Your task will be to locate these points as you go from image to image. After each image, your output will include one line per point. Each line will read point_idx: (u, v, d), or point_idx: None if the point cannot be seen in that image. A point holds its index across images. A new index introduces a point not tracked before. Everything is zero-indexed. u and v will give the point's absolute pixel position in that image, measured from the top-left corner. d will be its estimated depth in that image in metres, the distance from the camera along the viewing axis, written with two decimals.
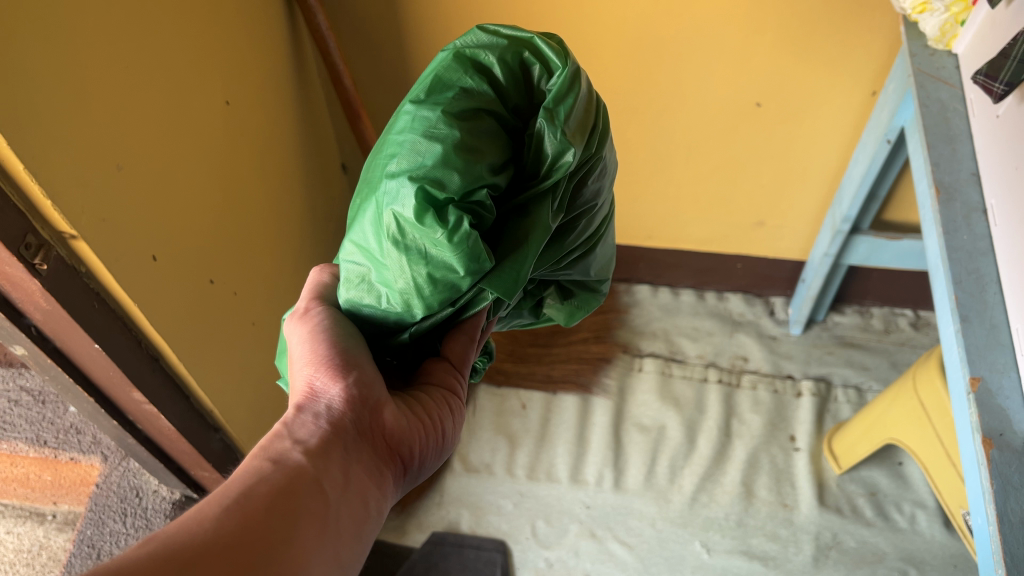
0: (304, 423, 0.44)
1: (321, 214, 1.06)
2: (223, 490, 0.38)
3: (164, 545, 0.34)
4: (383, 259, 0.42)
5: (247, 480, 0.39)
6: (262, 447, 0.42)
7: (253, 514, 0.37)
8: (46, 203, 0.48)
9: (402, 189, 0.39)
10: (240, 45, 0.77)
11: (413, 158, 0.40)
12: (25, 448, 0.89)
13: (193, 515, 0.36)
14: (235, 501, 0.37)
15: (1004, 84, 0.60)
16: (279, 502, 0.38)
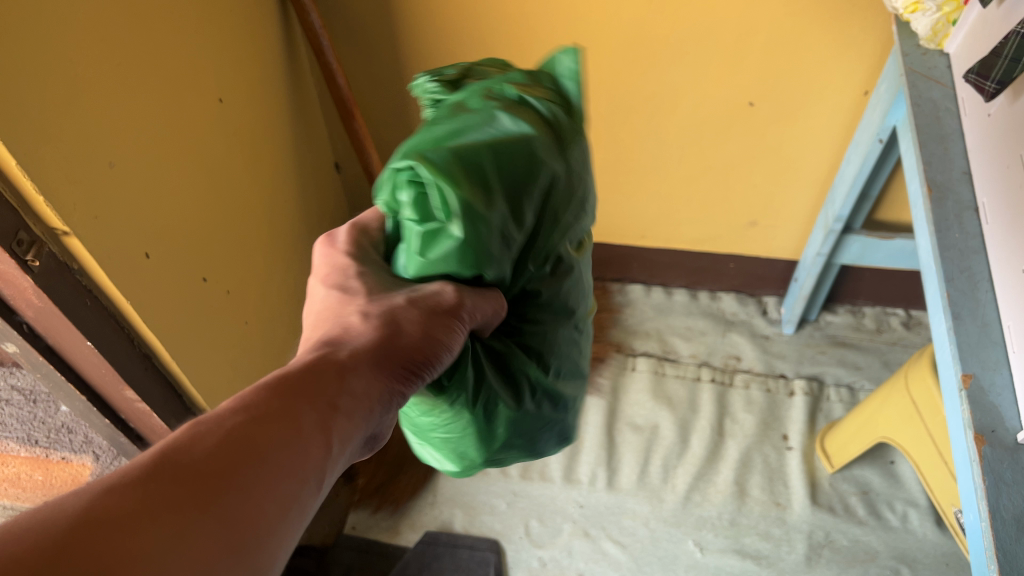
0: (354, 370, 0.36)
1: (313, 212, 1.05)
2: (238, 422, 0.30)
3: (146, 491, 0.25)
4: (448, 450, 0.49)
5: (274, 422, 0.31)
6: (301, 382, 0.34)
7: (259, 477, 0.28)
8: (39, 199, 0.48)
9: (472, 458, 0.50)
10: (233, 42, 0.77)
11: (496, 454, 0.51)
12: (16, 448, 0.89)
13: (193, 455, 0.28)
14: (246, 449, 0.29)
15: (996, 83, 0.60)
16: (296, 473, 0.30)
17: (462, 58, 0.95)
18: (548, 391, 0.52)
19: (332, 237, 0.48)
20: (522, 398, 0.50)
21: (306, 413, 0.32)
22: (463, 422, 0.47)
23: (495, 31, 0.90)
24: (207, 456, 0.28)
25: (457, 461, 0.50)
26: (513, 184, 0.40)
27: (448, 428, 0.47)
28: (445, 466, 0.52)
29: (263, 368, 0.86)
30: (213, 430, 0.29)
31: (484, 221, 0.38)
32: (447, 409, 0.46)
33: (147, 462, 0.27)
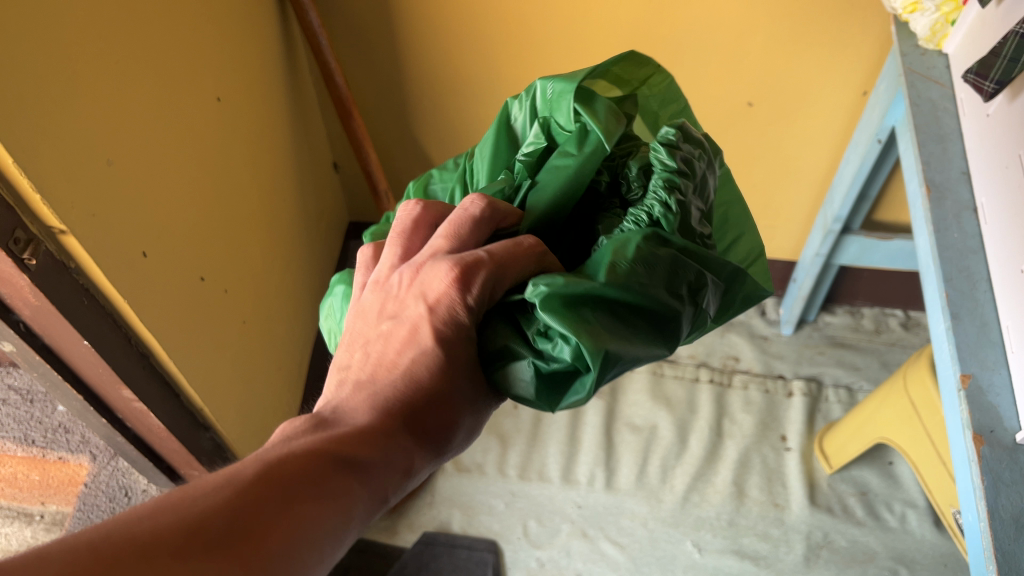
0: (401, 448, 0.38)
1: (311, 212, 1.05)
2: (292, 495, 0.32)
3: (196, 556, 0.28)
4: None
5: (323, 503, 0.33)
6: (355, 458, 0.36)
7: (298, 558, 0.31)
8: (36, 197, 0.48)
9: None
10: (231, 40, 0.77)
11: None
12: (12, 448, 0.88)
13: (246, 523, 0.30)
14: (293, 526, 0.31)
15: (994, 83, 0.60)
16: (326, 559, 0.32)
17: (461, 58, 0.95)
18: None
19: (458, 284, 0.40)
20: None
21: (353, 494, 0.34)
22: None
23: (493, 31, 0.90)
24: (257, 525, 0.30)
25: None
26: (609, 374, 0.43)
27: None
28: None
29: (261, 366, 0.86)
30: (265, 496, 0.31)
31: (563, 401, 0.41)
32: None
33: (205, 522, 0.29)
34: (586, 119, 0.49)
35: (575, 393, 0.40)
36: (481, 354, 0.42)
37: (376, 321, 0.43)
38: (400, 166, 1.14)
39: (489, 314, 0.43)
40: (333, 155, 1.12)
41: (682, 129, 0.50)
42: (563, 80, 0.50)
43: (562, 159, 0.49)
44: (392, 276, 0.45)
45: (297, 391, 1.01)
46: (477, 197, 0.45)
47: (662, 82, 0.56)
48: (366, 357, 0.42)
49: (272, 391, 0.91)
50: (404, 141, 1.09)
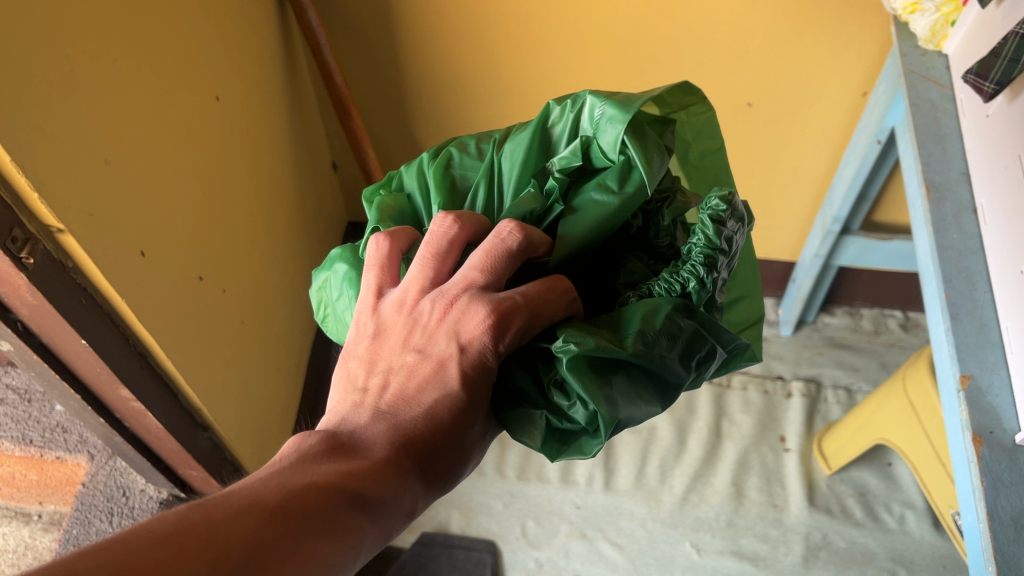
0: (413, 486, 0.39)
1: (310, 212, 1.05)
2: (310, 531, 0.33)
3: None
4: None
5: (337, 539, 0.34)
6: (372, 495, 0.36)
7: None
8: (33, 195, 0.48)
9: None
10: (230, 39, 0.76)
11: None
12: (10, 447, 0.85)
13: (262, 556, 0.31)
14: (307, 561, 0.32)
15: (994, 83, 0.60)
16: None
17: (460, 58, 0.95)
18: None
19: (493, 331, 0.40)
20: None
21: (365, 530, 0.35)
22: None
23: (492, 31, 0.90)
24: (275, 556, 0.31)
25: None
26: None
27: None
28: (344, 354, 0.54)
29: (259, 366, 0.86)
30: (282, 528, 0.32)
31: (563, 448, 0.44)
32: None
33: (225, 551, 0.30)
34: (633, 153, 0.46)
35: (578, 450, 0.43)
36: (494, 395, 0.44)
37: (400, 348, 0.42)
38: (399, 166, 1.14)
39: (510, 359, 0.44)
40: (332, 154, 1.12)
41: (733, 202, 0.46)
42: (620, 108, 0.46)
43: (604, 194, 0.48)
44: (418, 302, 0.43)
45: (296, 391, 1.00)
46: (514, 225, 0.44)
47: (701, 114, 0.54)
48: (385, 386, 0.41)
49: (271, 391, 0.90)
50: (403, 141, 1.09)
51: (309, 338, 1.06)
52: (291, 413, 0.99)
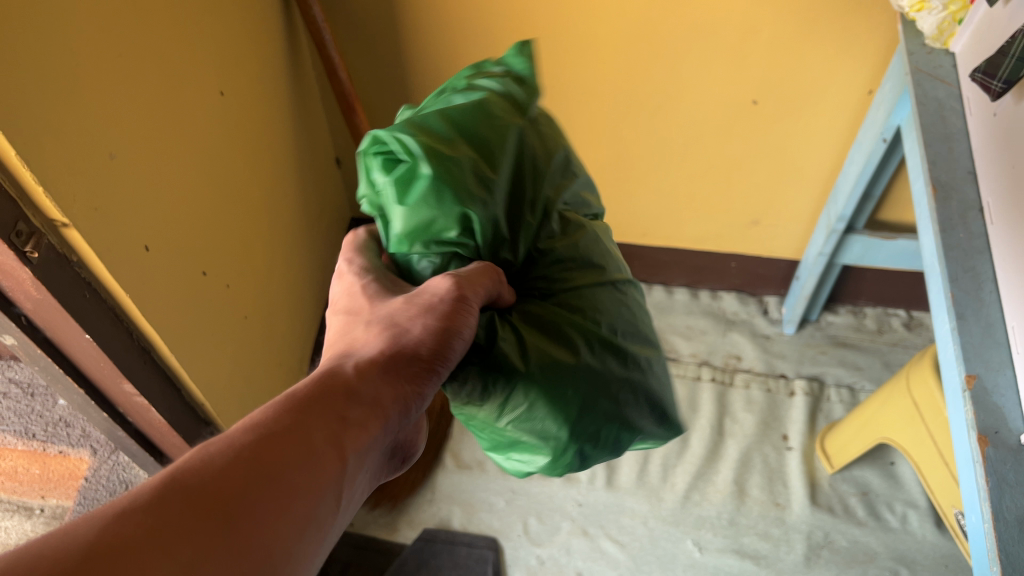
0: (362, 389, 0.40)
1: (313, 207, 1.05)
2: (256, 448, 0.33)
3: (166, 519, 0.29)
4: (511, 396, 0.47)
5: (287, 447, 0.34)
6: (313, 404, 0.37)
7: (274, 506, 0.32)
8: (39, 188, 0.47)
9: (559, 442, 0.47)
10: (234, 33, 0.76)
11: (597, 441, 0.48)
12: (12, 441, 0.86)
13: (213, 482, 0.31)
14: (261, 477, 0.32)
15: (1002, 82, 0.60)
16: (306, 498, 0.34)
17: (466, 54, 0.94)
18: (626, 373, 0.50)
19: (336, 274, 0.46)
20: (588, 362, 0.48)
21: (314, 436, 0.36)
22: (508, 348, 0.46)
23: (498, 26, 0.90)
24: (222, 481, 0.31)
25: (547, 445, 0.48)
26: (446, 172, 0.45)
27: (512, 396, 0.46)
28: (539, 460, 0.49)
29: (262, 361, 0.86)
30: (227, 456, 0.32)
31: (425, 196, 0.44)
32: (493, 360, 0.46)
33: (170, 484, 0.30)
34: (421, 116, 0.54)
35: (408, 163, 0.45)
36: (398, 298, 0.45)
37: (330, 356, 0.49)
38: None
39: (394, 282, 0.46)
40: (335, 150, 1.12)
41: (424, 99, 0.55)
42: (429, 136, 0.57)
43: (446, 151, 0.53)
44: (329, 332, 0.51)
45: (298, 386, 1.00)
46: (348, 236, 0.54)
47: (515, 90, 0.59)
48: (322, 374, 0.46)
49: (274, 386, 0.90)
50: None
51: (311, 334, 1.06)
52: None
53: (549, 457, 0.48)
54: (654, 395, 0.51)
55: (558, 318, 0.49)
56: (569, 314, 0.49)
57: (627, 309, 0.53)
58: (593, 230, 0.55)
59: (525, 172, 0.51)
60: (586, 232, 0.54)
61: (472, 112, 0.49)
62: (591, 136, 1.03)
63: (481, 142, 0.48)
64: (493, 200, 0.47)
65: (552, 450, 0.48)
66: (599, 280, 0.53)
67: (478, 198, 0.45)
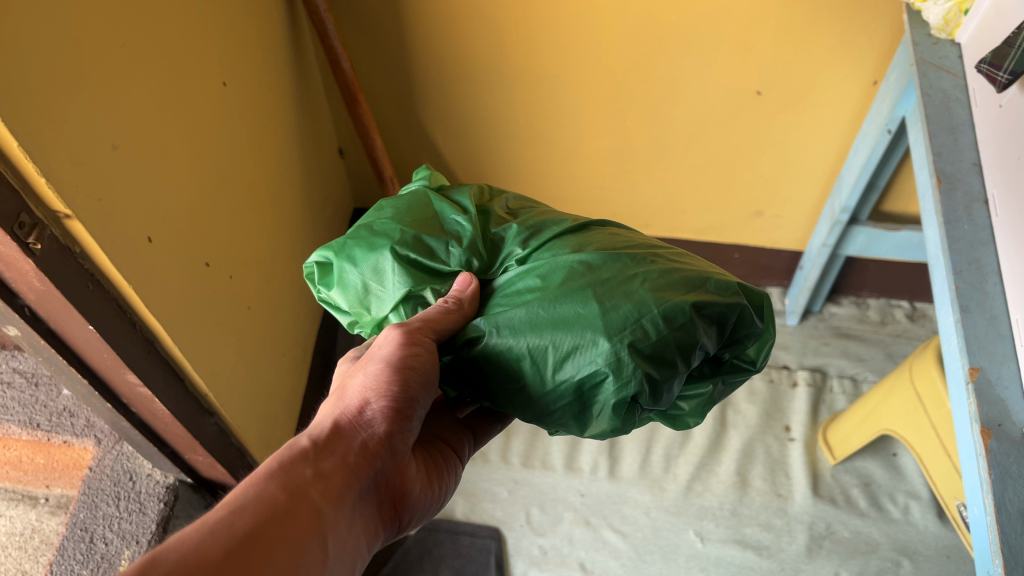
0: (326, 451, 0.43)
1: (316, 197, 1.05)
2: (230, 519, 0.36)
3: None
4: (537, 355, 0.45)
5: (259, 511, 0.38)
6: (279, 469, 0.41)
7: (257, 565, 0.35)
8: (40, 179, 0.47)
9: (607, 355, 0.44)
10: (236, 23, 0.76)
11: (648, 332, 0.44)
12: (17, 431, 0.83)
13: (193, 552, 0.34)
14: (241, 541, 0.36)
15: (1008, 74, 0.59)
16: (285, 551, 0.37)
17: (469, 44, 0.94)
18: (653, 278, 0.48)
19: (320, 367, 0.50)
20: (594, 289, 0.46)
21: (284, 496, 0.39)
22: (500, 315, 0.47)
23: (501, 16, 0.89)
24: (201, 548, 0.34)
25: (600, 364, 0.44)
26: (362, 247, 0.51)
27: (532, 352, 0.45)
28: (611, 393, 0.44)
29: (265, 352, 0.86)
30: (204, 528, 0.35)
31: (359, 268, 0.51)
32: (493, 334, 0.47)
33: (153, 558, 0.33)
34: None
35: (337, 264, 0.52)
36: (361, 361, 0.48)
37: None
38: (406, 152, 1.13)
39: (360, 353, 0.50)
40: (338, 141, 1.12)
41: None
42: None
43: None
44: None
45: (302, 377, 1.00)
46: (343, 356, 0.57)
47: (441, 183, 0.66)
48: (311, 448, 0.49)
49: (277, 375, 0.91)
50: (409, 127, 1.08)
51: (314, 324, 1.06)
52: (297, 399, 0.99)
53: (613, 376, 0.44)
54: (692, 278, 0.48)
55: (549, 270, 0.49)
56: (548, 258, 0.50)
57: (616, 238, 0.53)
58: (546, 209, 0.58)
59: (443, 204, 0.56)
60: (539, 212, 0.58)
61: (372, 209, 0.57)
62: (595, 127, 1.03)
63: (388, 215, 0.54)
64: (402, 231, 0.52)
65: (608, 363, 0.44)
66: (574, 230, 0.54)
67: (381, 238, 0.51)
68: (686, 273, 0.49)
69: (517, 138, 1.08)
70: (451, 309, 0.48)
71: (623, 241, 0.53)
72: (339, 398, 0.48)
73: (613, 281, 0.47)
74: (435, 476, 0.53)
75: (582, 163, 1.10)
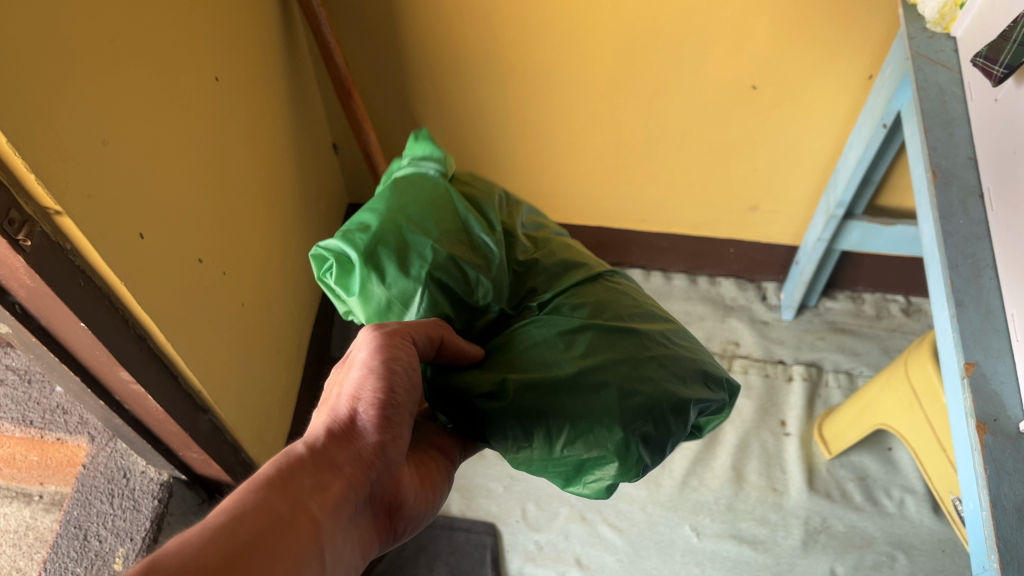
0: (322, 456, 0.41)
1: (309, 192, 1.04)
2: (228, 526, 0.35)
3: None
4: (550, 426, 0.47)
5: (258, 517, 0.36)
6: (275, 475, 0.39)
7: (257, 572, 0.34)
8: (30, 176, 0.47)
9: (620, 442, 0.46)
10: (227, 18, 0.75)
11: (656, 425, 0.47)
12: (10, 428, 0.82)
13: (192, 559, 0.32)
14: (240, 548, 0.34)
15: (1004, 67, 0.59)
16: (283, 561, 0.35)
17: (463, 39, 0.93)
18: (662, 365, 0.49)
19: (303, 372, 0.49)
20: (612, 368, 0.48)
21: (283, 504, 0.37)
22: (526, 378, 0.48)
23: (495, 11, 0.89)
24: (200, 557, 0.33)
25: (610, 449, 0.46)
26: (400, 270, 0.51)
27: (546, 420, 0.47)
28: (612, 473, 0.47)
29: (259, 349, 0.86)
30: (203, 535, 0.34)
31: (394, 289, 0.51)
32: (514, 395, 0.48)
33: (152, 564, 0.31)
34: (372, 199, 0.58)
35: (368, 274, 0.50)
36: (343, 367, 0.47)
37: None
38: (399, 147, 1.13)
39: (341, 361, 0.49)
40: (331, 135, 1.11)
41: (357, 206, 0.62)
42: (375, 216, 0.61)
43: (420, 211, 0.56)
44: None
45: (296, 374, 1.00)
46: None
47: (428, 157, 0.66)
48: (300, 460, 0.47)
49: (271, 371, 0.90)
50: (403, 121, 1.08)
51: (308, 320, 1.06)
52: (292, 396, 0.99)
53: (617, 461, 0.46)
54: (693, 367, 0.51)
55: (569, 336, 0.50)
56: (575, 320, 0.51)
57: (625, 300, 0.55)
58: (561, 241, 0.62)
59: (468, 221, 0.56)
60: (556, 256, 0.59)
61: (395, 200, 0.56)
62: (590, 121, 1.03)
63: (423, 227, 0.53)
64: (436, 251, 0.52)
65: (617, 450, 0.46)
66: (585, 288, 0.56)
67: (418, 260, 0.51)
68: (689, 363, 0.51)
69: (511, 133, 1.07)
70: (429, 325, 0.49)
71: (635, 309, 0.55)
72: (329, 406, 0.46)
73: (627, 362, 0.49)
74: (427, 490, 0.51)
75: (577, 158, 1.10)
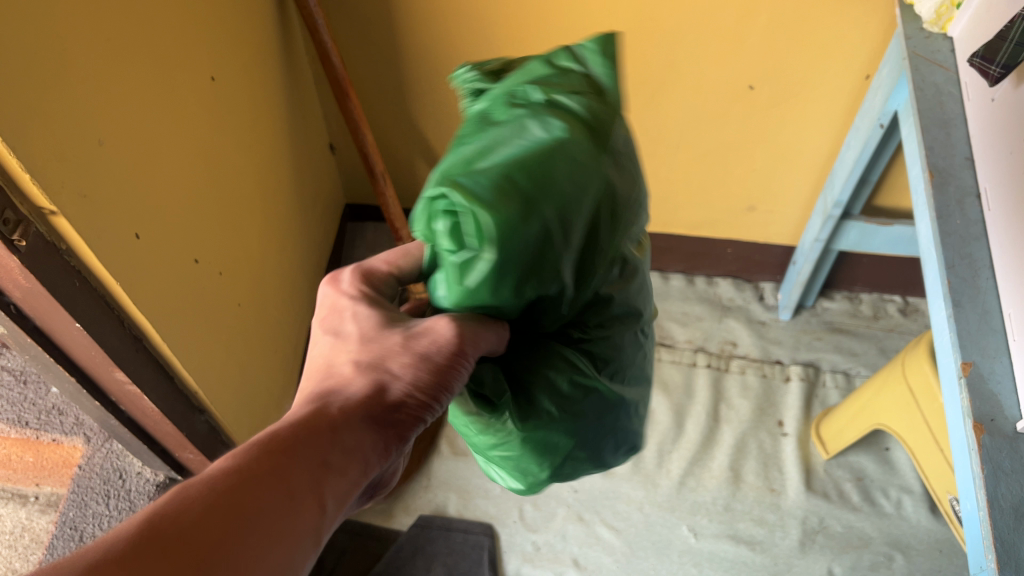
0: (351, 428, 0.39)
1: (306, 192, 1.04)
2: (234, 496, 0.33)
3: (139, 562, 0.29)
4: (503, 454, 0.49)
5: (270, 491, 0.34)
6: (298, 445, 0.37)
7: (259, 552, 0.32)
8: (26, 176, 0.47)
9: (534, 480, 0.52)
10: (223, 18, 0.75)
11: (565, 476, 0.53)
12: (5, 429, 0.82)
13: (191, 531, 0.31)
14: (244, 522, 0.33)
15: (1001, 67, 0.60)
16: (288, 543, 0.34)
17: (460, 39, 0.93)
18: (610, 437, 0.53)
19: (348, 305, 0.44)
20: (584, 431, 0.50)
21: (299, 482, 0.35)
22: (520, 416, 0.47)
23: (492, 11, 0.89)
24: (197, 528, 0.31)
25: (521, 479, 0.52)
26: (515, 289, 0.36)
27: (505, 449, 0.49)
28: (510, 481, 0.54)
29: (255, 349, 0.85)
30: (206, 500, 0.33)
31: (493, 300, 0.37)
32: (497, 421, 0.47)
33: (150, 531, 0.31)
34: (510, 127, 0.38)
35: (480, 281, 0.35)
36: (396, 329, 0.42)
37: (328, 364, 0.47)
38: (396, 146, 1.13)
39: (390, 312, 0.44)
40: (328, 135, 1.11)
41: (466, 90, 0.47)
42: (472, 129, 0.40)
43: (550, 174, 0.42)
44: None
45: (292, 375, 1.00)
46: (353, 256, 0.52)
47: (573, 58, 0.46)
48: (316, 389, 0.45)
49: (268, 371, 0.90)
50: (400, 121, 1.08)
51: (305, 321, 1.05)
52: (290, 397, 0.98)
53: (521, 483, 0.53)
54: (628, 437, 0.56)
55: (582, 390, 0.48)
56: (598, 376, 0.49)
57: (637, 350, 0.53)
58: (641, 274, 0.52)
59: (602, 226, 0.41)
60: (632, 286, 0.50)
61: (554, 162, 0.36)
62: None
63: (567, 226, 0.36)
64: (562, 284, 0.39)
65: (525, 481, 0.52)
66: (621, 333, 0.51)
67: (534, 285, 0.37)
68: (630, 431, 0.55)
69: None
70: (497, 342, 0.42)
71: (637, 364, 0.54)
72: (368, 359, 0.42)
73: (595, 432, 0.51)
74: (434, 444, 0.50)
75: None
